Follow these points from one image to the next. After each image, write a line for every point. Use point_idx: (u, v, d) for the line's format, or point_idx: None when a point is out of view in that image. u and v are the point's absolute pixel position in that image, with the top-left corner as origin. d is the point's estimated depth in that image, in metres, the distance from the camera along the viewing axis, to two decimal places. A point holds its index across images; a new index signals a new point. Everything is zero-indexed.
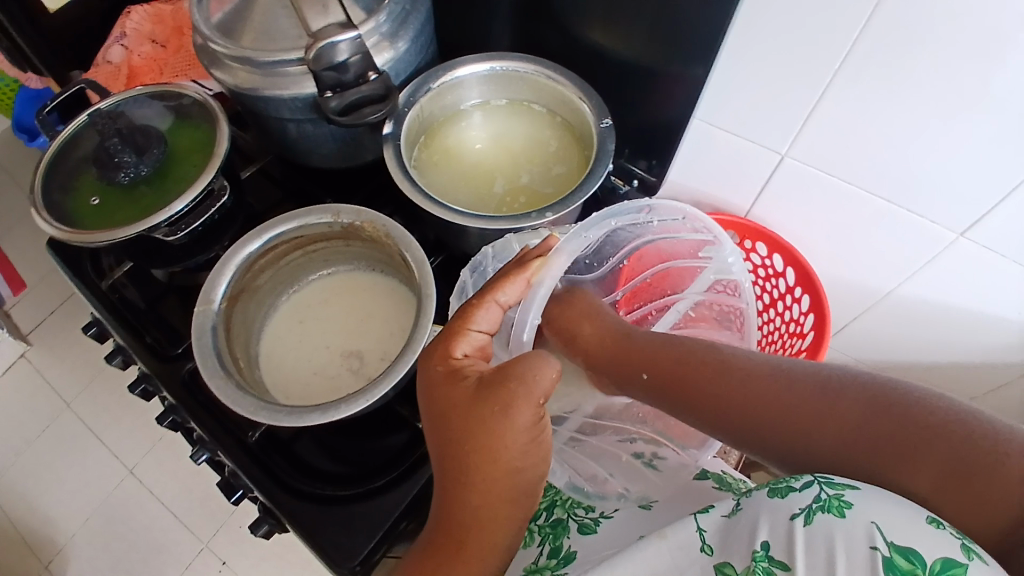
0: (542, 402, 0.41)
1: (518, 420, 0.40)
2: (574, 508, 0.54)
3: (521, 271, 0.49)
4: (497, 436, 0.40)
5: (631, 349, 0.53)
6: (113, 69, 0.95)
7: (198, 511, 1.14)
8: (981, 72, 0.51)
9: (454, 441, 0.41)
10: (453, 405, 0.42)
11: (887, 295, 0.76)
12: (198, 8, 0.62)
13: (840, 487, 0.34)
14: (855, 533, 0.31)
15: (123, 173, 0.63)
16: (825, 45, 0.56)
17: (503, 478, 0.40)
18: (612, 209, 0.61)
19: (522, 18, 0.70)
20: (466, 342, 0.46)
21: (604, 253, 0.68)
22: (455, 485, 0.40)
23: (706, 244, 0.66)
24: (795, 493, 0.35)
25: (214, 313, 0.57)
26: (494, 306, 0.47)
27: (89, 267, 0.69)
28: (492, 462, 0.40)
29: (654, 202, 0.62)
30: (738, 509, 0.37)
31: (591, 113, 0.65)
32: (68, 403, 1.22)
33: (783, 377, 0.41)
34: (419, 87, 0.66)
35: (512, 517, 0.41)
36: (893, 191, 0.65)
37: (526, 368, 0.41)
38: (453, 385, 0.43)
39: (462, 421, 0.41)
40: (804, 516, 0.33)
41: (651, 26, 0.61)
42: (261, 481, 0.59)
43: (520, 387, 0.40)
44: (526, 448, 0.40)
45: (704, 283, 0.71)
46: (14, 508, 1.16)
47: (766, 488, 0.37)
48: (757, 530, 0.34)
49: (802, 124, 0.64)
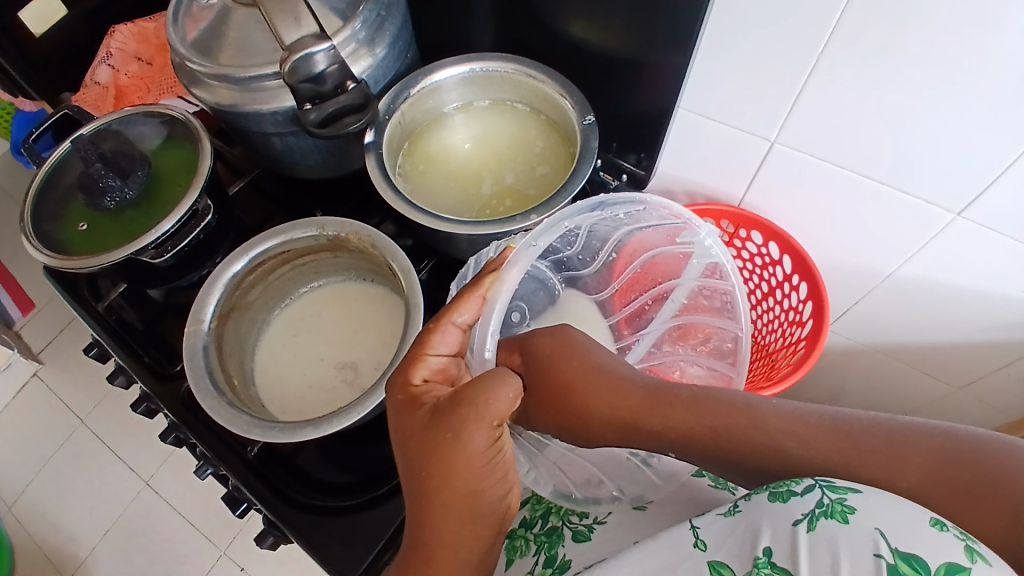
0: (497, 423, 0.41)
1: (472, 443, 0.40)
2: (569, 515, 0.53)
3: (475, 289, 0.50)
4: (450, 461, 0.40)
5: (636, 422, 0.44)
6: (102, 90, 0.96)
7: (214, 520, 1.16)
8: (973, 44, 0.50)
9: (416, 468, 0.41)
10: (412, 431, 0.42)
11: (887, 278, 0.75)
12: (175, 27, 0.62)
13: (842, 492, 0.34)
14: (859, 540, 0.31)
15: (109, 198, 0.64)
16: (808, 24, 0.54)
17: (464, 501, 0.40)
18: (566, 210, 0.59)
19: (500, 16, 0.69)
20: (425, 368, 0.46)
21: (593, 248, 0.70)
22: (419, 508, 0.41)
23: (681, 230, 0.66)
24: (796, 498, 0.35)
25: (205, 333, 0.58)
26: (452, 327, 0.49)
27: (85, 290, 0.70)
28: (450, 487, 0.40)
29: (605, 197, 0.61)
30: (737, 510, 0.37)
31: (573, 110, 0.64)
32: (82, 420, 1.25)
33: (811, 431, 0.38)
34: (399, 94, 0.65)
35: (474, 538, 0.41)
36: (888, 170, 0.63)
37: (478, 393, 0.41)
38: (412, 411, 0.43)
39: (421, 448, 0.41)
40: (807, 521, 0.33)
41: (629, 15, 0.59)
42: (264, 495, 0.59)
43: (470, 412, 0.40)
44: (486, 469, 0.40)
45: (695, 270, 0.69)
46: (35, 526, 1.18)
47: (766, 491, 0.37)
48: (759, 537, 0.34)
49: (789, 108, 0.63)
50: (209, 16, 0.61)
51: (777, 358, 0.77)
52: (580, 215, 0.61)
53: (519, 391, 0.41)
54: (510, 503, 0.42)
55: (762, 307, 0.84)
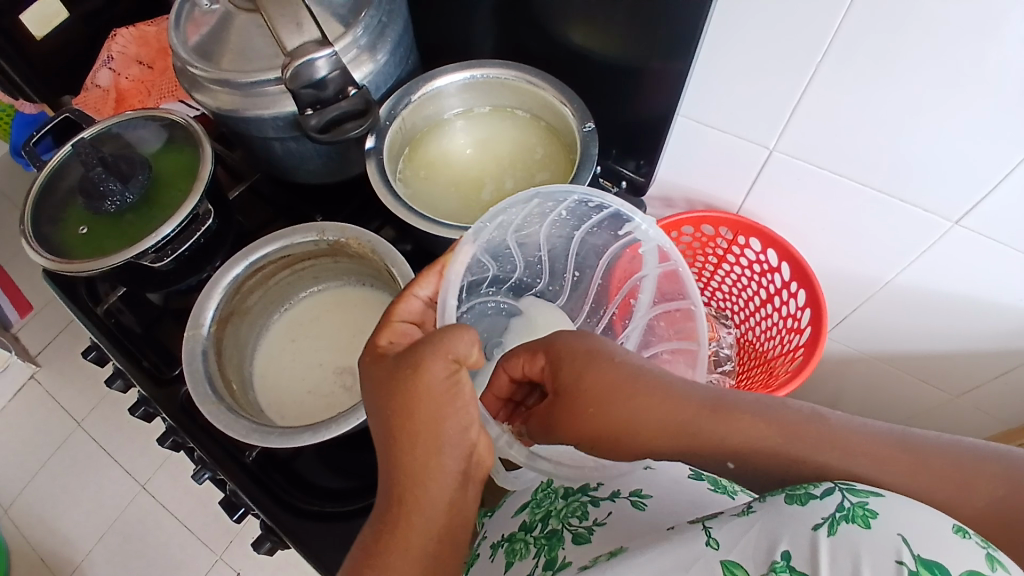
0: (454, 357, 0.42)
1: (430, 375, 0.41)
2: None
3: (433, 263, 0.53)
4: (412, 396, 0.41)
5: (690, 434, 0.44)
6: (103, 93, 0.96)
7: (211, 524, 1.16)
8: (976, 53, 0.50)
9: (382, 412, 0.42)
10: (376, 381, 0.43)
11: (885, 285, 0.75)
12: (176, 31, 0.62)
13: (863, 495, 0.35)
14: (882, 546, 0.31)
15: (109, 202, 0.63)
16: (810, 32, 0.55)
17: (428, 432, 0.41)
18: (506, 203, 0.57)
19: (501, 24, 0.70)
20: (390, 333, 0.48)
21: (559, 274, 0.69)
22: (388, 450, 0.42)
23: (618, 220, 0.61)
24: (816, 501, 0.35)
25: (204, 337, 0.58)
26: (414, 299, 0.51)
27: (84, 293, 0.69)
28: (413, 419, 0.41)
29: (539, 189, 0.57)
30: (750, 510, 0.36)
31: (573, 117, 0.65)
32: (79, 423, 1.24)
33: (800, 428, 0.40)
34: (400, 99, 0.65)
35: (441, 470, 0.41)
36: (887, 179, 0.63)
37: (437, 334, 0.42)
38: (377, 364, 0.45)
39: (386, 393, 0.42)
40: (827, 526, 0.33)
41: (630, 22, 0.60)
42: (261, 500, 0.59)
43: (427, 347, 0.42)
44: (446, 400, 0.41)
45: (648, 260, 0.62)
46: (32, 530, 1.17)
47: (781, 493, 0.36)
48: (777, 540, 0.34)
49: (789, 115, 0.63)
50: (211, 20, 0.61)
51: (775, 365, 0.77)
52: (524, 212, 0.59)
53: (475, 333, 0.43)
54: (477, 446, 0.43)
55: (760, 313, 0.84)
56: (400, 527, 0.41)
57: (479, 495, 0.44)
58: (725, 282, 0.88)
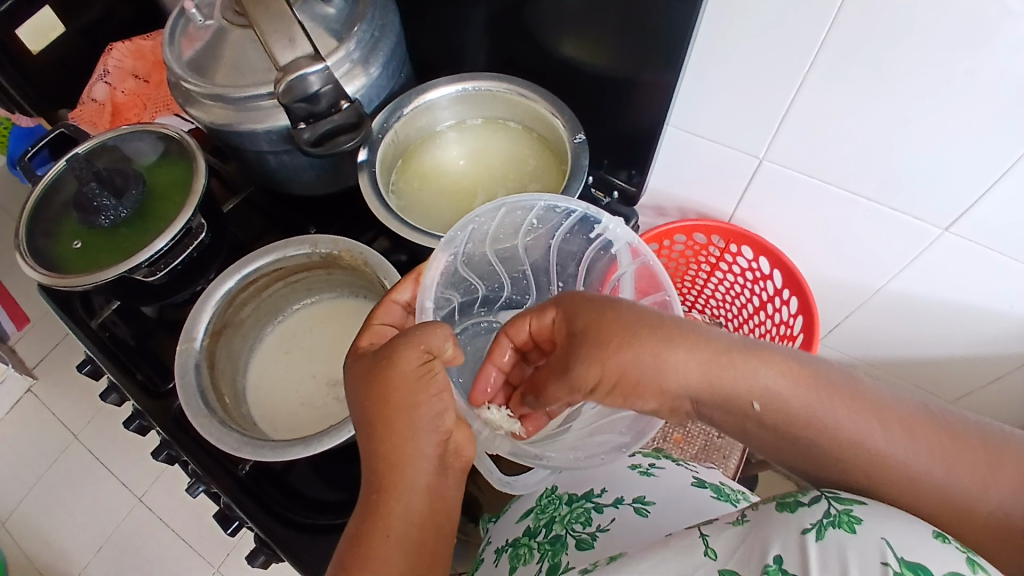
0: (426, 347, 0.43)
1: (404, 362, 0.43)
2: (573, 523, 0.52)
3: (411, 271, 0.55)
4: (386, 384, 0.42)
5: (725, 387, 0.41)
6: (99, 107, 0.96)
7: (206, 537, 1.15)
8: (961, 62, 0.51)
9: (361, 401, 0.43)
10: (354, 375, 0.45)
11: (878, 292, 0.76)
12: (170, 47, 0.63)
13: (848, 503, 0.36)
14: (867, 548, 0.33)
15: (103, 216, 0.64)
16: (797, 43, 0.56)
17: (403, 419, 0.42)
18: (472, 213, 0.57)
19: (491, 37, 0.70)
20: (371, 335, 0.50)
21: (544, 287, 0.69)
22: (366, 441, 0.43)
23: (587, 222, 0.60)
24: (804, 508, 0.37)
25: (197, 350, 0.58)
26: (394, 305, 0.53)
27: (78, 306, 0.69)
28: (390, 405, 0.42)
29: (504, 199, 0.57)
30: (744, 520, 0.39)
31: (565, 128, 0.65)
32: (75, 435, 1.24)
33: (843, 395, 0.40)
34: (392, 112, 0.66)
35: (418, 454, 0.42)
36: (876, 188, 0.64)
37: (412, 328, 0.45)
38: (355, 362, 0.46)
39: (363, 386, 0.43)
40: (815, 531, 0.35)
41: (620, 34, 0.60)
42: (254, 513, 0.59)
43: (403, 336, 0.44)
44: (419, 385, 0.42)
45: (621, 259, 0.60)
46: (28, 543, 1.17)
47: (773, 502, 0.39)
48: (769, 546, 0.36)
49: (778, 124, 0.63)
50: (205, 36, 0.61)
51: None
52: (495, 222, 0.60)
53: (451, 330, 0.44)
54: (453, 433, 0.44)
55: (754, 321, 0.84)
56: (379, 515, 0.40)
57: (459, 486, 0.45)
58: (719, 290, 0.88)
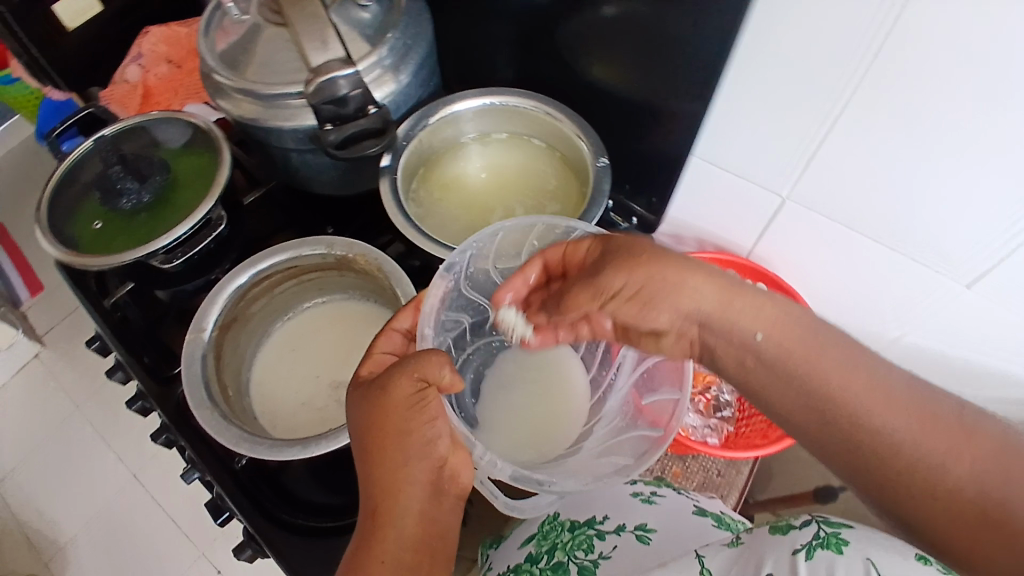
0: (421, 375, 0.43)
1: (397, 391, 0.42)
2: (575, 550, 0.51)
3: (411, 301, 0.56)
4: (380, 413, 0.42)
5: (732, 316, 0.44)
6: (130, 88, 0.97)
7: (196, 519, 1.16)
8: (995, 123, 0.50)
9: (357, 428, 0.44)
10: (352, 402, 0.45)
11: (892, 341, 0.75)
12: (205, 39, 0.64)
13: (837, 526, 0.40)
14: (854, 566, 0.37)
15: (124, 199, 0.65)
16: (829, 88, 0.55)
17: (397, 446, 0.42)
18: (475, 237, 0.58)
19: (522, 54, 0.70)
20: (372, 363, 0.50)
21: None
22: (361, 467, 0.43)
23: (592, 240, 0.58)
24: (795, 530, 0.41)
25: (205, 341, 0.59)
26: (394, 332, 0.53)
27: (93, 285, 0.70)
28: (384, 432, 0.42)
29: (504, 224, 0.59)
30: (739, 542, 0.44)
31: (588, 151, 0.65)
32: (77, 405, 1.25)
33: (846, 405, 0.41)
34: (418, 121, 0.66)
35: (410, 482, 0.42)
36: (897, 238, 0.64)
37: (407, 356, 0.44)
38: (353, 390, 0.47)
39: (358, 413, 0.44)
40: (805, 551, 0.39)
41: (651, 63, 0.60)
42: (247, 509, 0.59)
43: (399, 363, 0.43)
44: (414, 412, 0.42)
45: None
46: (21, 507, 1.18)
47: (767, 526, 0.44)
48: (762, 563, 0.40)
49: (803, 165, 0.63)
50: (241, 31, 0.62)
51: None
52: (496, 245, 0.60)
53: (447, 356, 0.44)
54: (448, 458, 0.44)
55: None
56: (371, 542, 0.41)
57: (455, 511, 0.44)
58: None
